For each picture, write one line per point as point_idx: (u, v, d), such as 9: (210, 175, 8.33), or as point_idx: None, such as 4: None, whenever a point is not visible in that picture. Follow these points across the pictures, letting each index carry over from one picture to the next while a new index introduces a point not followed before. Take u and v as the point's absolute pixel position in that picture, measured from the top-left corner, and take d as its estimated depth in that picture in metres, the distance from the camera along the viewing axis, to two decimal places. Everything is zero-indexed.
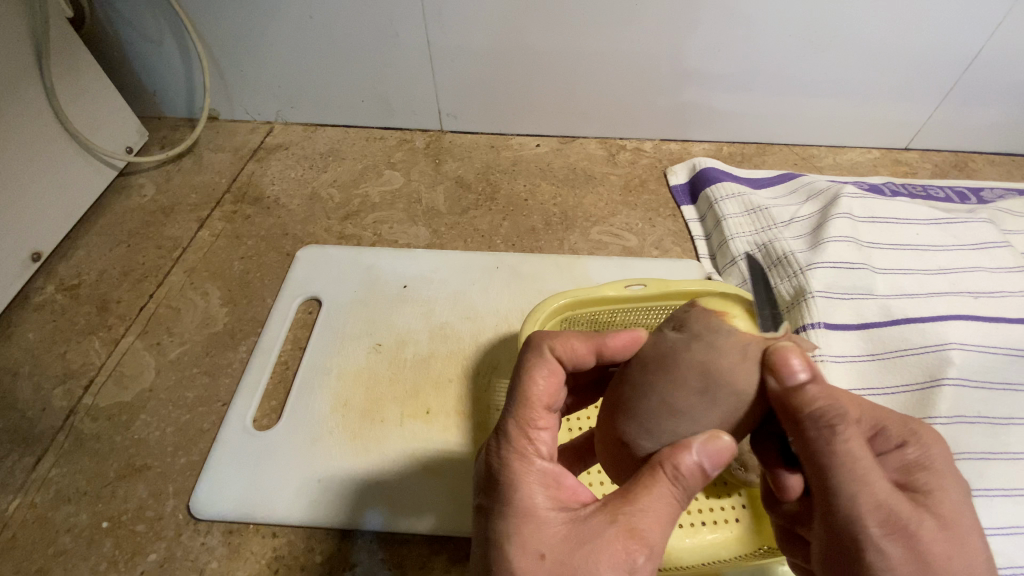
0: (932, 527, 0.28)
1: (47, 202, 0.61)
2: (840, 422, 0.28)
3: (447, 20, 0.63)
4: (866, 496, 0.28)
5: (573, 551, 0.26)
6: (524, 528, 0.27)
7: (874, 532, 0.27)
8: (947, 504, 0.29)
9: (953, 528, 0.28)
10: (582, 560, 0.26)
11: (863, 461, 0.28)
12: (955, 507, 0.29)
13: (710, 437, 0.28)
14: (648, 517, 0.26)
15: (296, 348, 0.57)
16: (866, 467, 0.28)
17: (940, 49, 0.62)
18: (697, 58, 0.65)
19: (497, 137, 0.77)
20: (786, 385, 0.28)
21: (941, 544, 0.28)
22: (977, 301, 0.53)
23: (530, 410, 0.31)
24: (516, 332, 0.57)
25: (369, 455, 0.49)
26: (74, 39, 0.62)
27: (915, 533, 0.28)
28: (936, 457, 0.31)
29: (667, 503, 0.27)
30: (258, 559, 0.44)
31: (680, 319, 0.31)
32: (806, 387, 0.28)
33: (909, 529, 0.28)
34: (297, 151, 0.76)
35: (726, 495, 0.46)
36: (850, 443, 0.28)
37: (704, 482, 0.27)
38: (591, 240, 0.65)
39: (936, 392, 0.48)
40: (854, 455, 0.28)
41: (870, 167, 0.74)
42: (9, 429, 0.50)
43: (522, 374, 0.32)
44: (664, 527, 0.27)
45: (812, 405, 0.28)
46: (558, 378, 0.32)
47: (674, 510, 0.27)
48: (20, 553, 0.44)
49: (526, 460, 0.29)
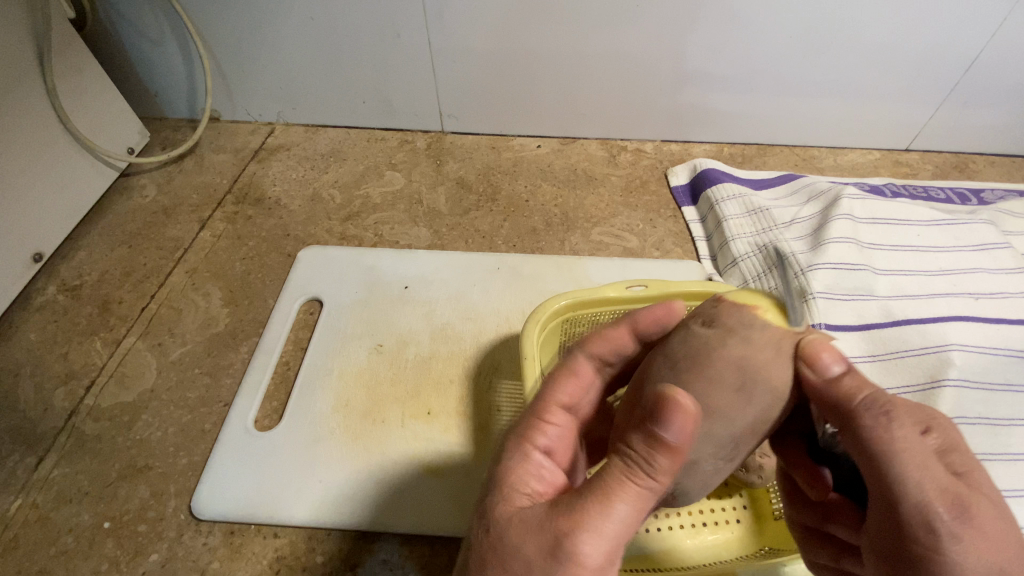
0: (987, 505, 0.27)
1: (48, 202, 0.61)
2: (887, 408, 0.28)
3: (447, 22, 0.64)
4: (933, 481, 0.27)
5: (524, 527, 0.26)
6: (494, 504, 0.28)
7: (944, 517, 0.26)
8: (987, 482, 0.28)
9: (999, 506, 0.27)
10: (520, 536, 0.26)
11: (915, 445, 0.28)
12: (992, 484, 0.28)
13: (662, 397, 0.26)
14: (593, 499, 0.26)
15: (298, 349, 0.57)
16: (925, 453, 0.27)
17: (941, 50, 0.63)
18: (698, 59, 0.66)
19: (498, 138, 0.77)
20: (831, 374, 0.29)
21: (998, 522, 0.27)
22: (978, 302, 0.53)
23: (544, 404, 0.32)
24: (518, 333, 0.57)
25: (371, 455, 0.49)
26: (76, 40, 0.62)
27: (978, 513, 0.26)
28: None
29: (622, 486, 0.26)
30: (259, 559, 0.44)
31: (705, 316, 0.32)
32: (849, 374, 0.29)
33: (972, 510, 0.26)
34: (299, 152, 0.76)
35: (728, 496, 0.45)
36: (906, 429, 0.28)
37: (663, 458, 0.26)
38: (593, 240, 0.65)
39: (937, 393, 0.49)
40: (912, 440, 0.28)
41: (871, 168, 0.74)
42: (11, 429, 0.50)
43: (548, 373, 0.34)
44: (615, 512, 0.26)
45: (855, 394, 0.29)
46: (581, 380, 0.34)
47: (632, 492, 0.26)
48: (22, 553, 0.44)
49: (524, 448, 0.30)
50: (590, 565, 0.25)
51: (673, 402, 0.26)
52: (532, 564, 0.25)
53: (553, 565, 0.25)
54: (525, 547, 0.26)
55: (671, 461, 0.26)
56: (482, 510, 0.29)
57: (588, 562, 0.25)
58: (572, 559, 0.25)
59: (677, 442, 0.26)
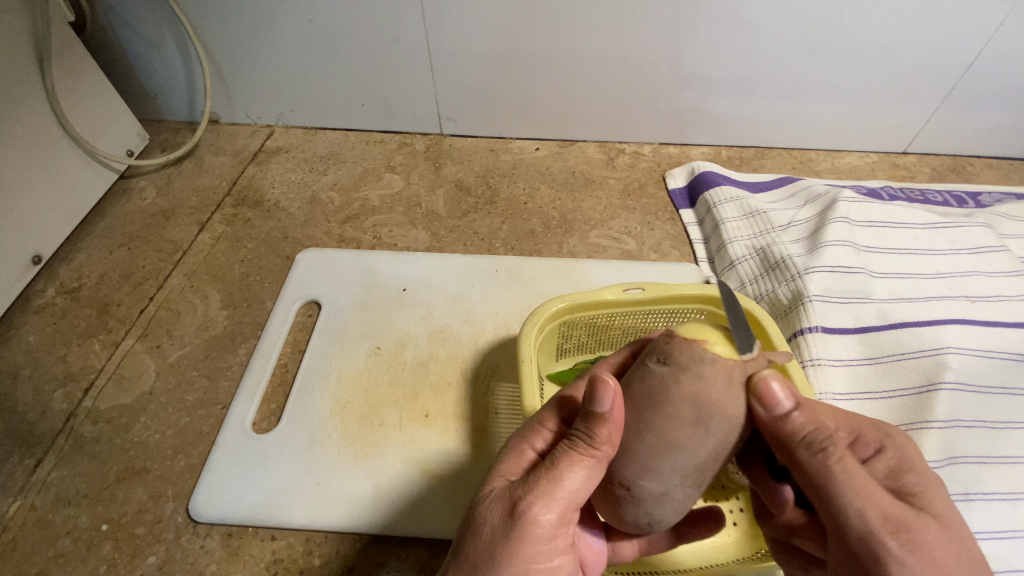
0: (936, 530, 0.28)
1: (47, 205, 0.61)
2: (829, 442, 0.29)
3: (447, 25, 0.64)
4: (871, 510, 0.28)
5: (491, 503, 0.29)
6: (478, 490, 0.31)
7: (890, 545, 0.27)
8: (940, 502, 0.29)
9: (953, 527, 0.29)
10: (487, 508, 0.29)
11: (858, 476, 0.28)
12: (948, 504, 0.30)
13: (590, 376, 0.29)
14: (543, 471, 0.29)
15: (296, 351, 0.57)
16: (863, 481, 0.28)
17: (938, 53, 0.63)
18: (696, 62, 0.66)
19: (497, 140, 0.77)
20: (773, 413, 0.30)
21: (949, 545, 0.28)
22: (974, 305, 0.53)
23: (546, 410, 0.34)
24: (515, 336, 0.57)
25: (368, 458, 0.49)
26: (75, 43, 0.62)
27: (925, 538, 0.27)
28: (914, 457, 0.32)
29: (568, 457, 0.29)
30: (256, 561, 0.44)
31: (659, 352, 0.31)
32: (791, 412, 0.29)
33: (917, 535, 0.27)
34: (298, 155, 0.76)
35: (724, 498, 0.46)
36: (843, 461, 0.29)
37: (600, 427, 0.28)
38: (590, 243, 0.66)
39: (933, 396, 0.49)
40: (850, 471, 0.28)
41: (868, 171, 0.74)
42: (9, 431, 0.51)
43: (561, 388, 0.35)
44: (562, 479, 0.28)
45: (800, 429, 0.30)
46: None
47: (577, 459, 0.28)
48: (19, 555, 0.44)
49: (518, 446, 0.32)
50: (546, 528, 0.27)
51: (597, 377, 0.29)
52: (494, 531, 0.28)
53: (511, 531, 0.27)
54: (489, 516, 0.28)
55: (608, 430, 0.28)
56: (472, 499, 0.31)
57: (543, 524, 0.27)
58: (528, 524, 0.27)
59: (609, 411, 0.28)
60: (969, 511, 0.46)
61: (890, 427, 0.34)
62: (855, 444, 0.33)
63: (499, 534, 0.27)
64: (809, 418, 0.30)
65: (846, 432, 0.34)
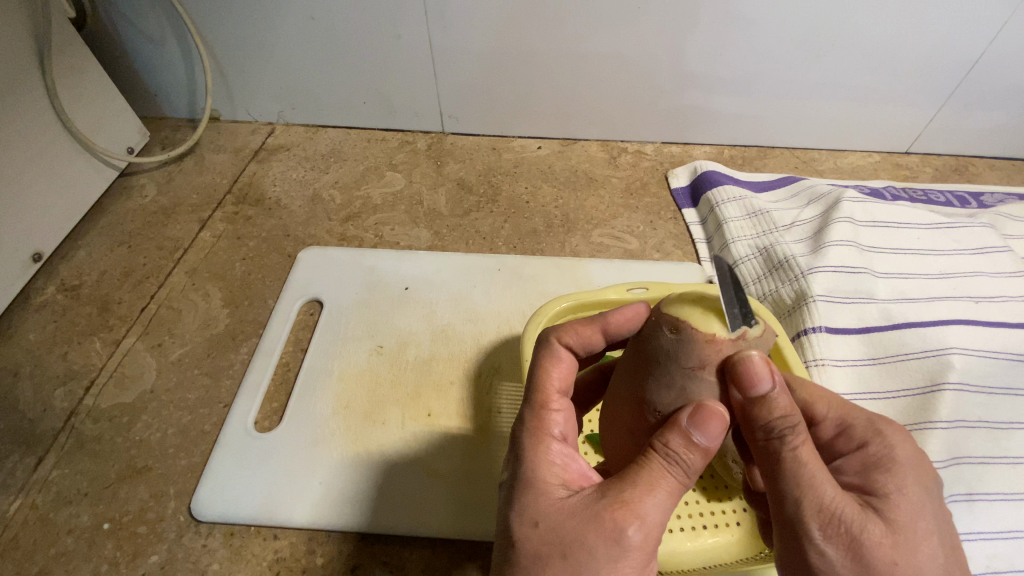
0: (881, 532, 0.28)
1: (47, 202, 0.61)
2: (792, 431, 0.29)
3: (449, 23, 0.63)
4: (810, 501, 0.28)
5: (571, 521, 0.27)
6: (530, 502, 0.29)
7: (815, 535, 0.28)
8: (900, 508, 0.29)
9: (904, 534, 0.28)
10: (576, 528, 0.27)
11: (811, 467, 0.28)
12: (910, 510, 0.29)
13: (700, 407, 0.29)
14: (640, 491, 0.27)
15: (297, 350, 0.57)
16: (813, 473, 0.28)
17: (941, 52, 0.63)
18: (698, 62, 0.66)
19: (499, 139, 0.77)
20: (748, 397, 0.29)
21: (889, 549, 0.27)
22: (978, 306, 0.53)
23: (543, 393, 0.33)
24: (518, 334, 0.57)
25: (370, 457, 0.49)
26: (74, 36, 0.62)
27: (860, 537, 0.27)
28: (899, 460, 0.31)
29: (664, 479, 0.28)
30: (259, 560, 0.44)
31: (716, 362, 0.30)
32: (766, 398, 0.29)
33: (852, 532, 0.27)
34: (299, 152, 0.76)
35: (727, 498, 0.46)
36: (797, 451, 0.28)
37: (699, 456, 0.28)
38: (593, 242, 0.65)
39: (937, 396, 0.49)
40: (802, 461, 0.28)
41: (871, 171, 0.74)
42: (10, 429, 0.50)
43: (536, 362, 0.34)
44: (660, 504, 0.27)
45: (765, 413, 0.29)
46: (568, 365, 0.34)
47: (675, 484, 0.28)
48: (21, 554, 0.44)
49: (542, 438, 0.31)
50: (647, 551, 0.27)
51: (711, 412, 0.28)
52: (595, 554, 0.26)
53: (616, 554, 0.26)
54: (584, 538, 0.26)
55: (703, 457, 0.28)
56: (516, 505, 0.29)
57: (645, 547, 0.27)
58: (630, 548, 0.26)
59: (711, 443, 0.28)
60: (971, 511, 0.46)
61: (886, 425, 0.33)
62: (841, 436, 0.33)
63: (602, 557, 0.26)
64: (784, 406, 0.29)
65: (834, 421, 0.34)
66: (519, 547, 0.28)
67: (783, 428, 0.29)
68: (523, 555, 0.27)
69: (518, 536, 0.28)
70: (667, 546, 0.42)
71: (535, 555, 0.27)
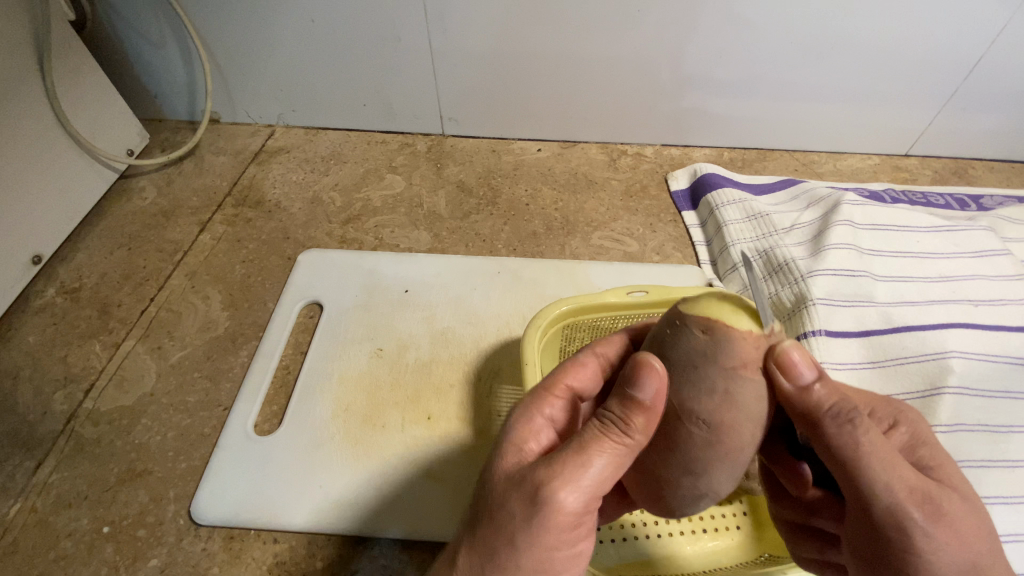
0: (959, 500, 0.30)
1: (47, 204, 0.61)
2: (856, 415, 0.30)
3: (449, 25, 0.63)
4: (896, 481, 0.29)
5: (507, 482, 0.28)
6: (488, 467, 0.30)
7: (915, 515, 0.29)
8: (955, 472, 0.31)
9: (971, 496, 0.30)
10: (508, 487, 0.28)
11: (882, 448, 0.29)
12: (960, 474, 0.31)
13: (634, 363, 0.28)
14: (570, 454, 0.27)
15: (297, 353, 0.56)
16: (888, 453, 0.29)
17: (941, 55, 0.63)
18: (698, 64, 0.66)
19: (499, 141, 0.77)
20: (800, 388, 0.29)
21: (971, 514, 0.29)
22: (978, 309, 0.53)
23: (552, 380, 0.34)
24: (518, 336, 0.57)
25: (371, 461, 0.49)
26: (74, 38, 0.62)
27: (947, 507, 0.29)
28: (924, 433, 0.33)
29: (598, 444, 0.27)
30: (259, 564, 0.44)
31: (754, 360, 0.28)
32: (817, 387, 0.29)
33: (939, 505, 0.29)
34: (299, 155, 0.75)
35: (727, 502, 0.45)
36: (868, 434, 0.29)
37: (632, 415, 0.27)
38: (593, 245, 0.65)
39: (937, 401, 0.49)
40: (875, 443, 0.29)
41: (871, 173, 0.74)
42: (9, 433, 0.50)
43: (563, 357, 0.36)
44: (589, 463, 0.27)
45: (826, 401, 0.30)
46: (591, 368, 0.35)
47: (606, 445, 0.27)
48: (21, 558, 0.44)
49: (529, 414, 0.32)
50: (573, 511, 0.26)
51: (641, 365, 0.27)
52: (518, 508, 0.27)
53: (536, 508, 0.26)
54: (511, 495, 0.27)
55: (641, 420, 0.27)
56: (482, 473, 0.30)
57: (569, 506, 0.26)
58: (551, 504, 0.26)
59: (649, 402, 0.27)
60: None
61: (897, 404, 0.35)
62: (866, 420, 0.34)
63: (524, 513, 0.27)
64: (835, 391, 0.30)
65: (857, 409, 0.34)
66: (471, 510, 0.29)
67: (850, 413, 0.30)
68: (472, 517, 0.29)
69: (472, 500, 0.30)
70: (665, 548, 0.43)
71: (479, 515, 0.28)
